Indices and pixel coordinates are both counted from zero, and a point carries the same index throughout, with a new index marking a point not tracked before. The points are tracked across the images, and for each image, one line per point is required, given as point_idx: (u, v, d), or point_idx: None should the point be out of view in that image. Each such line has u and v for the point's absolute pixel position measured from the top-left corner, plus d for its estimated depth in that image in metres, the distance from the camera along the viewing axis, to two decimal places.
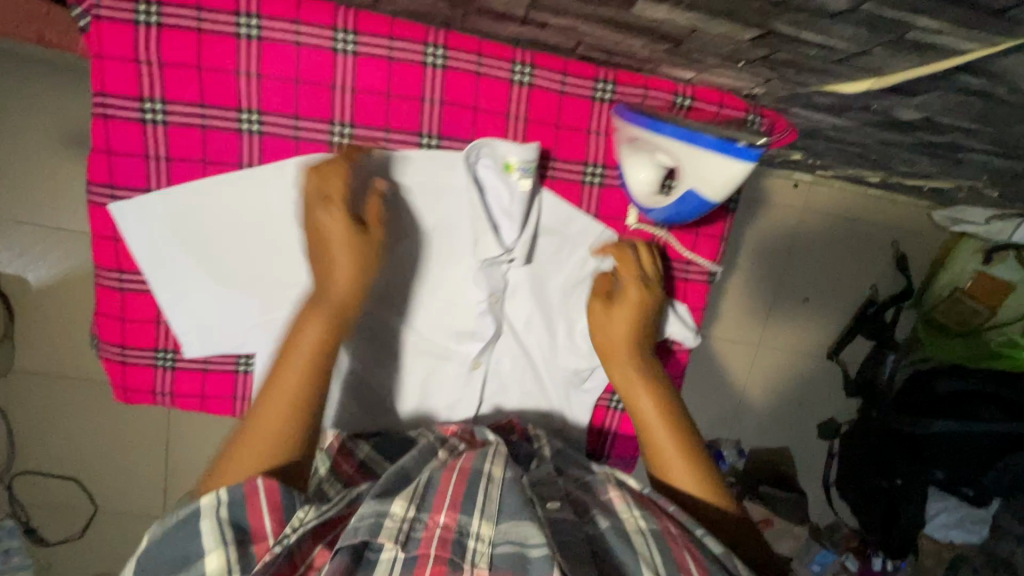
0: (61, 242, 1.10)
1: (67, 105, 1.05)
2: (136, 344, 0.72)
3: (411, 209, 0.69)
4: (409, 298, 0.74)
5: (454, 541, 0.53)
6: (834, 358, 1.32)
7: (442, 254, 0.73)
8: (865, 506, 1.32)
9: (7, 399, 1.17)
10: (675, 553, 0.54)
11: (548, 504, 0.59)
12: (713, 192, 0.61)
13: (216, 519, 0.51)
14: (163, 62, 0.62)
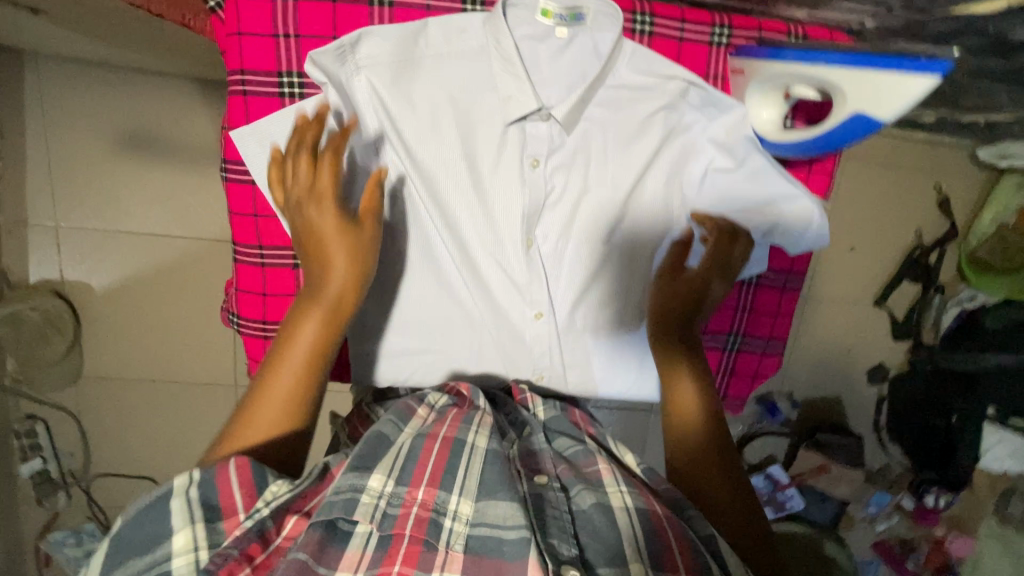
0: (122, 245, 1.11)
1: (121, 107, 1.05)
2: (277, 318, 0.75)
3: (432, 74, 0.67)
4: (442, 174, 0.68)
5: (431, 521, 0.50)
6: (881, 304, 1.34)
7: (470, 122, 0.68)
8: (920, 446, 1.36)
9: (80, 403, 1.19)
10: (660, 531, 0.51)
11: (536, 478, 0.58)
12: (883, 114, 0.58)
13: (187, 498, 0.48)
14: (300, 33, 0.66)
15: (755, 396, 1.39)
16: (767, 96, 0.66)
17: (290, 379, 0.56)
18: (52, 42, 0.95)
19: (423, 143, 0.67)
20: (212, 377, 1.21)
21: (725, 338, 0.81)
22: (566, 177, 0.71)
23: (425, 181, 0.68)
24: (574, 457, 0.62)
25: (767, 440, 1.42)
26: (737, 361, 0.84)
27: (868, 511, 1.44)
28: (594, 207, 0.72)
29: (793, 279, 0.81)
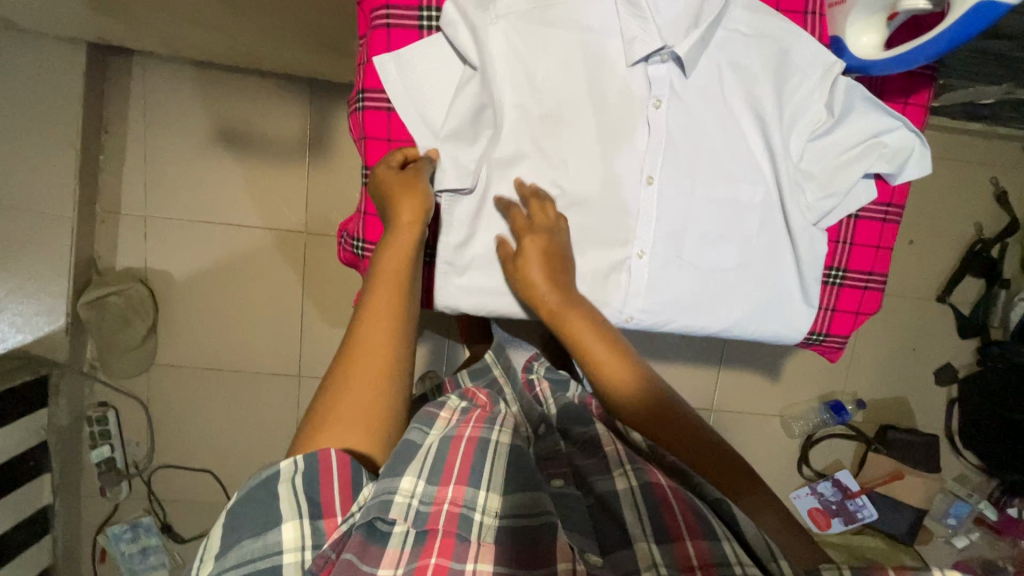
0: (204, 234, 1.18)
1: (212, 106, 1.15)
2: None
3: (556, 17, 0.66)
4: (560, 115, 0.67)
5: (461, 516, 0.55)
6: (945, 300, 1.32)
7: (589, 67, 0.67)
8: (997, 451, 1.29)
9: (149, 390, 1.22)
10: (662, 512, 0.57)
11: (553, 480, 0.64)
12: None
13: (293, 488, 0.52)
14: None
15: (817, 397, 1.36)
16: (867, 22, 0.65)
17: (373, 371, 0.59)
18: (161, 45, 1.05)
19: (542, 87, 0.66)
20: (278, 367, 1.24)
21: (829, 270, 0.74)
22: (688, 120, 0.68)
23: (541, 123, 0.67)
24: (586, 445, 0.72)
25: (832, 443, 1.38)
26: (840, 299, 0.76)
27: (947, 524, 1.37)
28: (714, 148, 0.68)
29: (894, 210, 0.74)
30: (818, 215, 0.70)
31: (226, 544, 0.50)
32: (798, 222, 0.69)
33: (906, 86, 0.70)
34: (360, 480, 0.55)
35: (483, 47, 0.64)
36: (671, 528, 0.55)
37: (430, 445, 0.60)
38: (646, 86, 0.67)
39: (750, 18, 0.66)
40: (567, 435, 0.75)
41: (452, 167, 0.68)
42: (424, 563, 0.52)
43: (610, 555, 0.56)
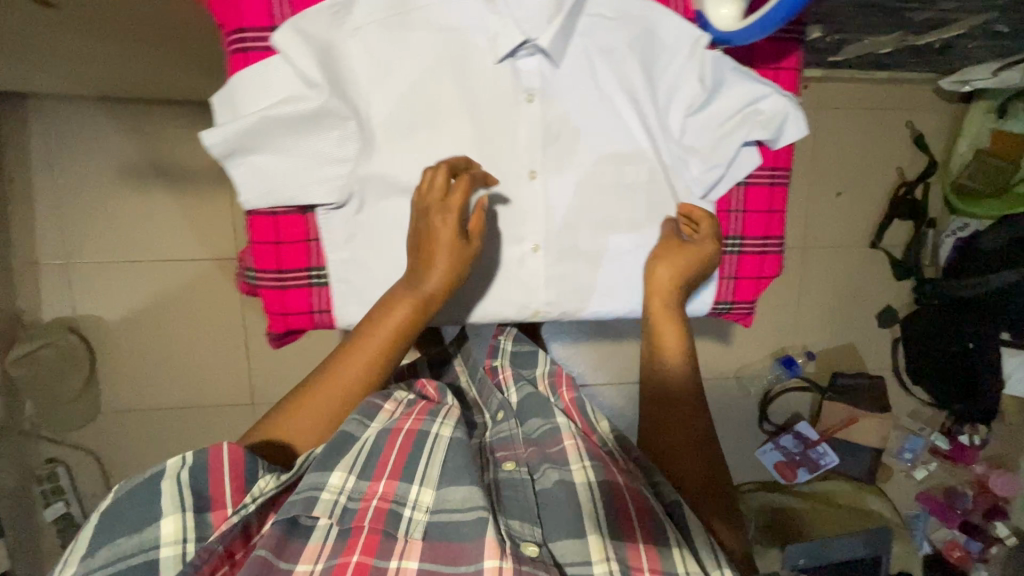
0: (131, 274, 1.14)
1: (121, 141, 1.10)
2: (291, 266, 0.62)
3: (413, 20, 0.59)
4: (431, 122, 0.62)
5: (390, 510, 0.58)
6: (877, 246, 1.36)
7: (456, 66, 0.61)
8: (943, 383, 1.35)
9: (99, 440, 1.19)
10: (614, 506, 0.63)
11: (505, 464, 0.69)
12: None
13: (177, 482, 0.54)
14: None
15: (769, 354, 1.39)
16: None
17: (342, 393, 0.63)
18: (51, 85, 1.00)
19: (411, 95, 0.60)
20: (230, 398, 1.22)
21: (727, 240, 0.76)
22: (566, 112, 0.66)
23: (418, 134, 0.61)
24: (543, 435, 0.74)
25: (790, 398, 1.43)
26: (741, 266, 0.78)
27: (904, 458, 1.43)
28: (594, 135, 0.67)
29: (780, 174, 0.76)
30: (703, 188, 0.71)
31: (100, 536, 0.51)
32: (687, 196, 0.71)
33: (774, 53, 0.71)
34: (254, 472, 0.57)
35: (340, 60, 0.57)
36: (626, 526, 0.61)
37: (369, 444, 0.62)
38: (519, 81, 0.64)
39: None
40: (524, 423, 0.77)
41: (323, 188, 0.59)
42: (346, 560, 0.56)
43: (561, 540, 0.61)
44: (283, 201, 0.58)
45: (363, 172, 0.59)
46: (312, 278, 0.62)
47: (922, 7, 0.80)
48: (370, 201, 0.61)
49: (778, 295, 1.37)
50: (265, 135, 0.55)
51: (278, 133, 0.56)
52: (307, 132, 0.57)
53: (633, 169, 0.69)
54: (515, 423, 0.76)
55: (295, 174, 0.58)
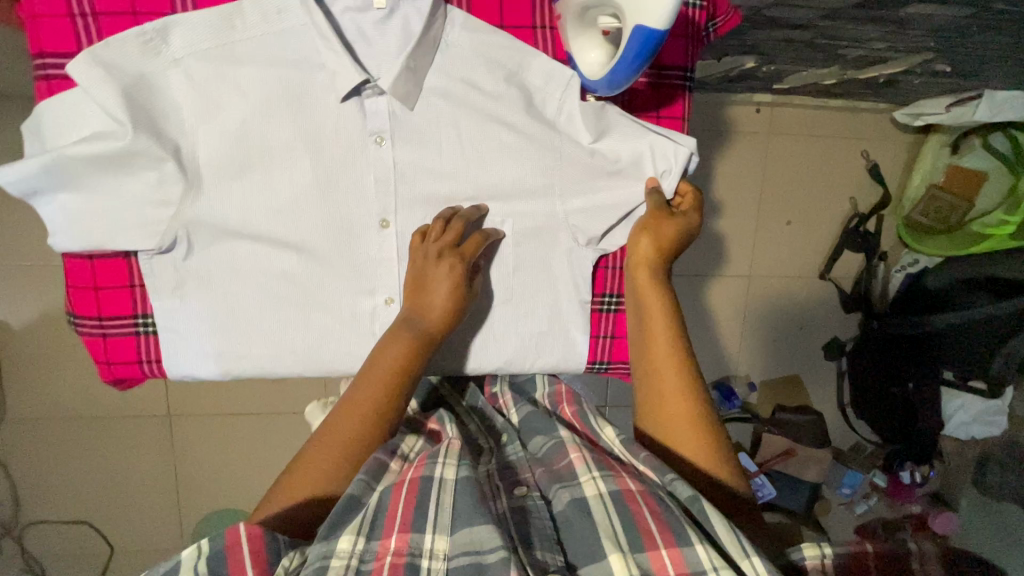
0: (37, 279, 1.09)
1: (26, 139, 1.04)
2: (113, 313, 0.60)
3: (241, 56, 0.56)
4: (267, 162, 0.58)
5: (406, 566, 0.48)
6: (826, 277, 1.33)
7: (294, 104, 0.58)
8: (882, 419, 1.33)
9: (5, 447, 1.15)
10: (635, 520, 0.51)
11: (514, 491, 0.58)
12: (652, 19, 0.47)
13: (194, 573, 0.47)
14: (97, 10, 0.54)
15: (711, 382, 1.35)
16: (584, 34, 0.55)
17: (343, 436, 0.56)
18: None
19: (241, 135, 0.57)
20: (144, 409, 1.18)
21: (603, 297, 0.70)
22: (419, 156, 0.62)
23: (249, 174, 0.58)
24: (552, 450, 0.62)
25: (728, 427, 1.38)
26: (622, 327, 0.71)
27: (841, 492, 1.40)
28: (451, 179, 0.63)
29: None
30: (586, 236, 0.66)
31: None
32: (563, 246, 0.67)
33: (656, 98, 0.65)
34: (278, 548, 0.50)
35: (158, 96, 0.54)
36: (645, 534, 0.50)
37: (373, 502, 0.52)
38: (367, 122, 0.60)
39: (477, 37, 0.61)
40: (528, 446, 0.66)
41: (140, 231, 0.56)
42: None
43: (592, 565, 0.49)
44: (96, 245, 0.56)
45: (186, 216, 0.57)
46: (135, 327, 0.61)
47: (852, 45, 0.75)
48: (200, 243, 0.58)
49: (722, 324, 1.33)
50: (68, 176, 0.53)
51: (82, 172, 0.53)
52: (119, 173, 0.54)
53: (497, 217, 0.65)
54: (522, 447, 0.66)
55: (107, 215, 0.55)
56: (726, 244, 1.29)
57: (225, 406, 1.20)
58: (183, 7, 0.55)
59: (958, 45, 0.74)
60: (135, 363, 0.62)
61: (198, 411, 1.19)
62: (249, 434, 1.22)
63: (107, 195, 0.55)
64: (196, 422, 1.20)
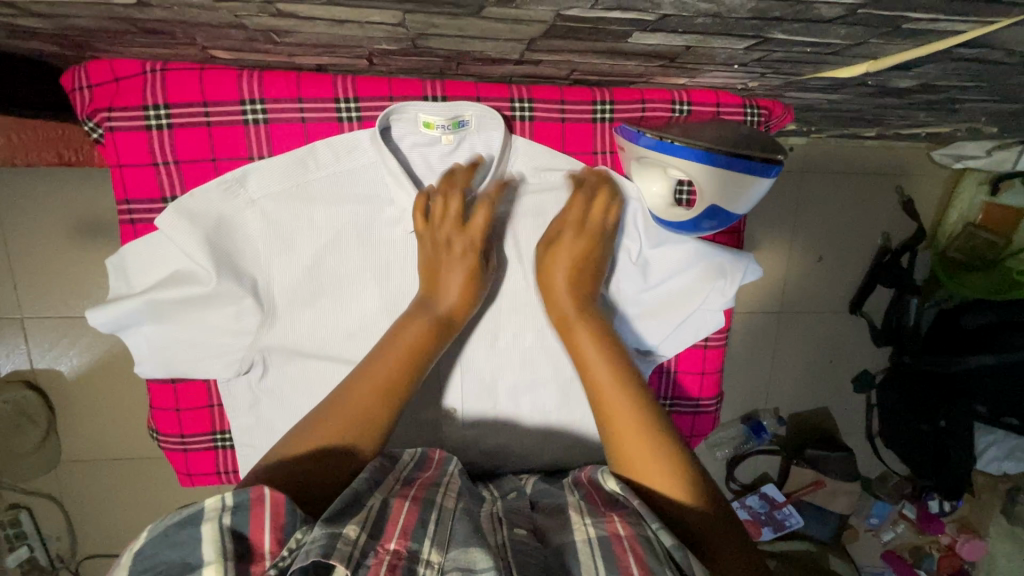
0: (87, 330, 1.13)
1: (74, 198, 1.07)
2: (193, 431, 0.70)
3: (317, 195, 0.63)
4: (339, 287, 0.65)
5: (404, 569, 0.45)
6: (857, 311, 1.32)
7: (363, 234, 0.65)
8: (913, 453, 1.32)
9: (60, 486, 1.20)
10: (621, 556, 0.46)
11: (514, 529, 0.52)
12: (733, 204, 0.62)
13: (218, 525, 0.43)
14: (179, 159, 0.62)
15: (739, 415, 1.36)
16: (652, 173, 0.63)
17: (352, 406, 0.56)
18: None
19: (313, 266, 0.64)
20: None
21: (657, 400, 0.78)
22: None
23: (321, 301, 0.65)
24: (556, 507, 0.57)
25: (758, 459, 1.40)
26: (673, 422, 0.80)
27: (869, 522, 1.43)
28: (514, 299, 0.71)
29: (714, 337, 0.78)
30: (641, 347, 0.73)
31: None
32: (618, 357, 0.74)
33: None
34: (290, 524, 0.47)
35: (237, 232, 0.62)
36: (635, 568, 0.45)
37: (374, 505, 0.50)
38: None
39: (541, 160, 0.67)
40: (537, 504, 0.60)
41: (220, 360, 0.63)
42: None
43: None
44: (177, 371, 0.64)
45: (262, 343, 0.64)
46: (211, 442, 0.71)
47: (902, 120, 0.74)
48: (273, 366, 0.65)
49: (752, 358, 1.33)
50: (153, 312, 0.61)
51: (166, 309, 0.61)
52: (199, 306, 0.61)
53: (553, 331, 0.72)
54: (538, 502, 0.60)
55: (193, 343, 0.62)
56: (757, 280, 1.28)
57: None
58: (260, 152, 0.62)
59: (1010, 119, 0.73)
60: (212, 473, 0.73)
61: None
62: None
63: (189, 327, 0.62)
64: None
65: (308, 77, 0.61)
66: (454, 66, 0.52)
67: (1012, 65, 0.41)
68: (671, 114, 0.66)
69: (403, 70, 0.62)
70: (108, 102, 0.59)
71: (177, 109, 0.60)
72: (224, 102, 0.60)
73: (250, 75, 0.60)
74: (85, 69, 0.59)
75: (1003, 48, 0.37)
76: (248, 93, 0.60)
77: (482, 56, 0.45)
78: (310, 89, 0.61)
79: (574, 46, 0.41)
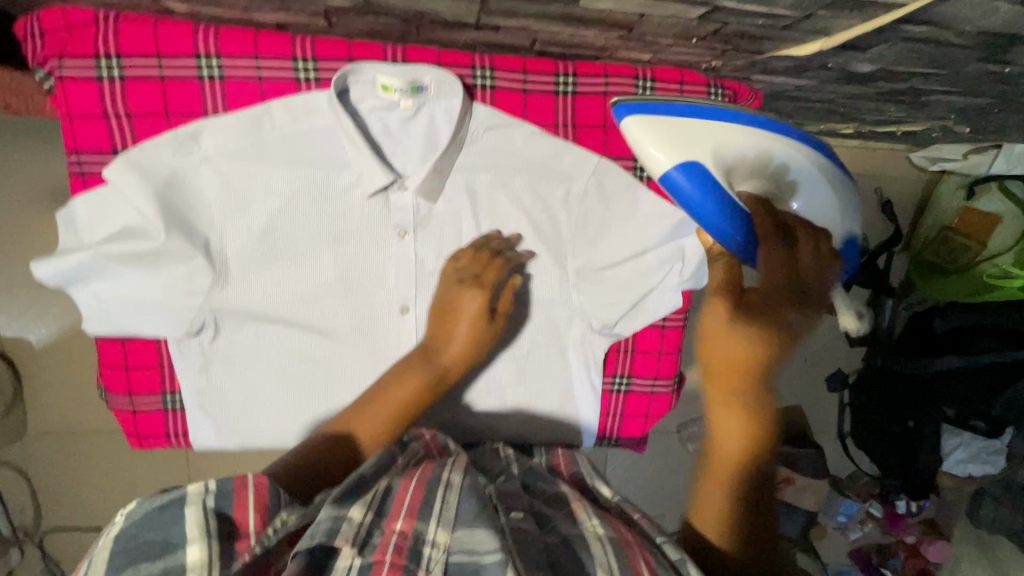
0: (56, 301, 1.11)
1: (48, 167, 1.05)
2: (143, 390, 0.71)
3: (275, 157, 0.66)
4: (296, 250, 0.68)
5: (408, 549, 0.46)
6: (832, 311, 1.33)
7: (321, 199, 0.68)
8: (881, 453, 1.34)
9: (25, 457, 1.18)
10: (631, 558, 0.47)
11: (512, 513, 0.52)
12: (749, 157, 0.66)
13: (202, 508, 0.45)
14: (132, 112, 0.63)
15: None
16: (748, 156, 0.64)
17: (383, 410, 0.61)
18: None
19: (268, 228, 0.67)
20: None
21: (610, 378, 0.79)
22: (436, 246, 0.72)
23: (275, 263, 0.68)
24: (551, 495, 0.59)
25: None
26: (626, 404, 0.81)
27: (837, 520, 1.43)
28: None
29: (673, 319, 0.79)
30: (599, 322, 0.75)
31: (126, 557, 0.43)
32: (576, 334, 0.76)
33: None
34: (279, 504, 0.50)
35: (189, 189, 0.64)
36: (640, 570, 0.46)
37: (379, 486, 0.51)
38: (386, 215, 0.70)
39: (502, 127, 0.70)
40: (531, 486, 0.62)
41: (171, 318, 0.65)
42: None
43: None
44: (122, 328, 0.65)
45: (215, 300, 0.67)
46: (161, 403, 0.72)
47: (873, 114, 0.75)
48: (225, 326, 0.68)
49: None
50: (99, 265, 0.62)
51: (114, 267, 0.63)
52: (150, 266, 0.64)
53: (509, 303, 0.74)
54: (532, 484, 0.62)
55: (142, 300, 0.64)
56: None
57: None
58: (215, 108, 0.64)
59: (979, 117, 0.74)
60: (162, 435, 0.74)
61: None
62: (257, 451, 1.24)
63: (139, 283, 0.64)
64: None
65: (264, 35, 0.62)
66: (417, 29, 0.53)
67: (961, 44, 0.42)
68: (633, 89, 0.68)
69: (362, 33, 0.64)
70: (60, 50, 0.60)
71: (131, 61, 0.61)
72: (178, 56, 0.62)
73: (206, 31, 0.61)
74: (37, 15, 0.59)
75: (948, 21, 0.38)
76: (203, 49, 0.61)
77: (445, 17, 0.46)
78: (266, 47, 0.62)
79: (535, 7, 0.42)
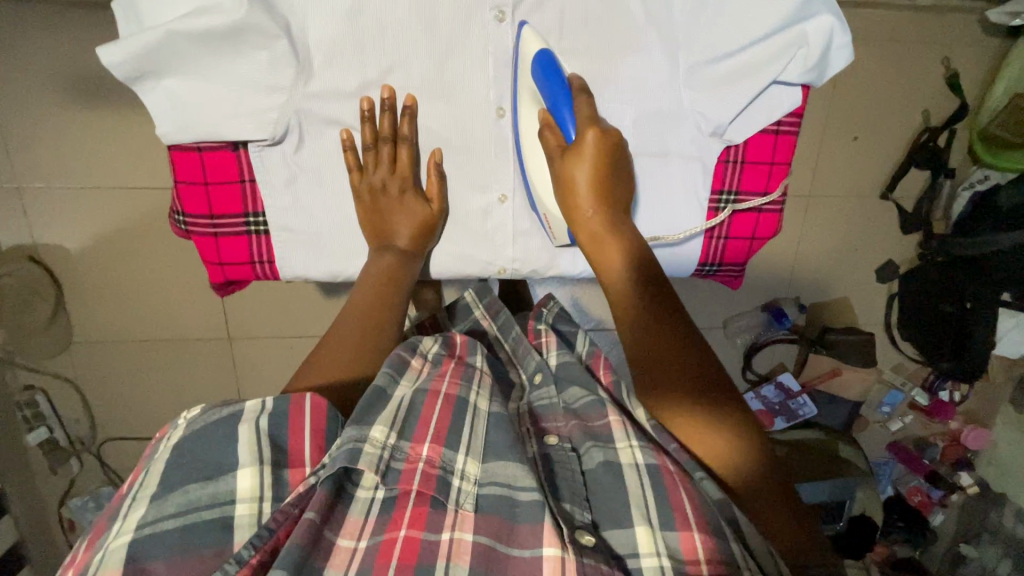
0: (87, 201, 1.06)
1: (65, 52, 0.97)
2: (224, 210, 0.78)
3: None
4: (386, 40, 0.72)
5: (437, 477, 0.60)
6: (888, 197, 1.28)
7: None
8: (933, 335, 1.31)
9: (72, 368, 1.18)
10: (668, 493, 0.62)
11: (548, 438, 0.69)
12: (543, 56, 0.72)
13: (255, 428, 0.56)
14: None
15: (761, 303, 1.35)
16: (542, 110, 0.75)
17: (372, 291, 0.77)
18: None
19: (356, 10, 0.70)
20: (201, 333, 1.18)
21: (719, 195, 0.83)
22: (531, 31, 0.74)
23: (364, 49, 0.72)
24: (583, 407, 0.72)
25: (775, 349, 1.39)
26: (731, 225, 0.85)
27: (881, 411, 1.44)
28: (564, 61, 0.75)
29: (785, 126, 0.81)
30: (712, 123, 0.78)
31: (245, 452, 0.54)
32: (686, 133, 0.80)
33: None
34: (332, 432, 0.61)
35: None
36: (681, 516, 0.60)
37: (403, 398, 0.66)
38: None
39: None
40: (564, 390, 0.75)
41: (256, 118, 0.72)
42: (393, 534, 0.57)
43: (604, 509, 0.62)
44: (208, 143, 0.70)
45: (302, 91, 0.73)
46: (244, 225, 0.79)
47: None
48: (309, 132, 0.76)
49: (777, 245, 1.30)
50: (177, 47, 0.67)
51: (187, 46, 0.67)
52: (229, 52, 0.69)
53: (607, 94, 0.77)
54: (555, 391, 0.74)
55: (234, 89, 0.71)
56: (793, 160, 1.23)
57: (279, 331, 1.20)
58: None
59: None
60: (245, 260, 0.81)
61: (258, 334, 1.20)
62: (306, 356, 1.22)
63: (225, 69, 0.70)
64: (254, 343, 1.20)
65: None
66: None
67: None
68: None
69: None
70: None
71: None
72: None
73: None
74: None
75: None
76: None
77: None
78: None
79: None
